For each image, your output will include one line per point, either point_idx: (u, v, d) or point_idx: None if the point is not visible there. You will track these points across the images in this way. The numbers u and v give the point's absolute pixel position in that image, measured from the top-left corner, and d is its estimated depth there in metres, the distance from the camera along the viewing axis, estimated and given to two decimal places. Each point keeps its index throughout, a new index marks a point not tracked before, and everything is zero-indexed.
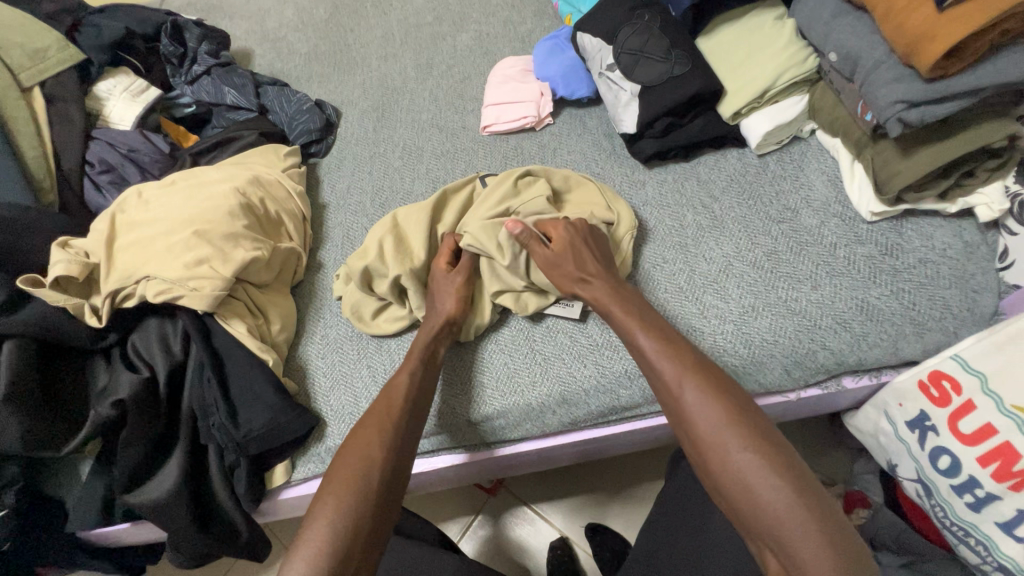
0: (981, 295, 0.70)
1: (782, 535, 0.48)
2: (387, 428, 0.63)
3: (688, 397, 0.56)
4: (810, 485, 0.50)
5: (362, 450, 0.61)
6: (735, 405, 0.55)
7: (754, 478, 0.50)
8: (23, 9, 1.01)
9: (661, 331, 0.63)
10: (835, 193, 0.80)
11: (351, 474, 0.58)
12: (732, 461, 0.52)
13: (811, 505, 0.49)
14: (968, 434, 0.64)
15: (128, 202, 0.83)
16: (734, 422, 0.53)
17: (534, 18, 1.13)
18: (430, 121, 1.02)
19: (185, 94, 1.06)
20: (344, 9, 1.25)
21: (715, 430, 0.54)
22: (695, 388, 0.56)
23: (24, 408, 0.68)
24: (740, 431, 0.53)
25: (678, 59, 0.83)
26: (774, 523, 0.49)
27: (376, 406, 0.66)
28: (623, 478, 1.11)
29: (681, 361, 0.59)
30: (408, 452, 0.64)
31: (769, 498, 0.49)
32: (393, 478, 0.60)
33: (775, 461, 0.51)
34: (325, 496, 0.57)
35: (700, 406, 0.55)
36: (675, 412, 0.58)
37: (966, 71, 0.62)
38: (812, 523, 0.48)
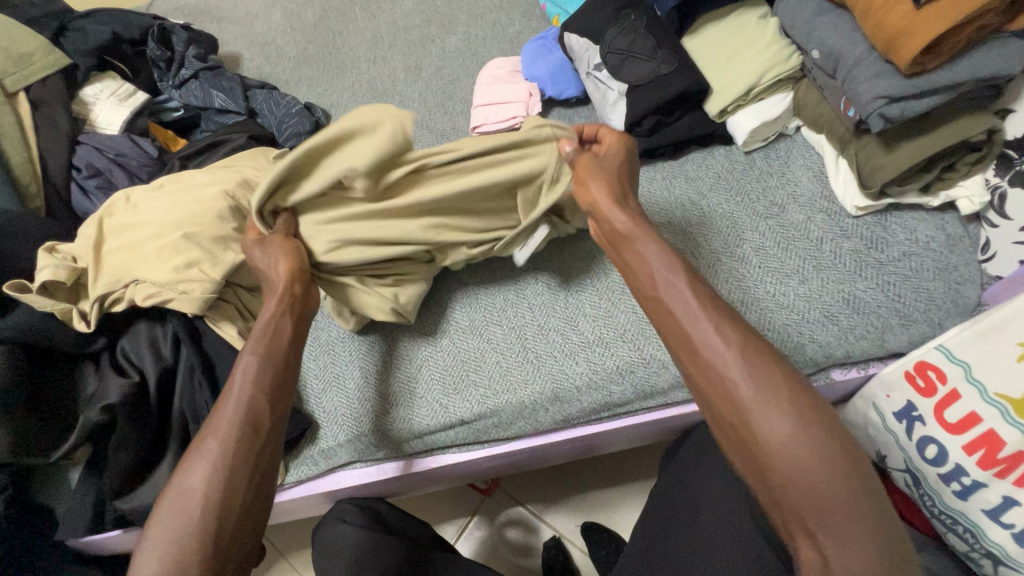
0: (964, 287, 0.72)
1: (826, 515, 0.44)
2: (215, 454, 0.53)
3: (738, 371, 0.48)
4: (857, 459, 0.45)
5: (184, 490, 0.52)
6: (788, 379, 0.47)
7: (805, 450, 0.44)
8: (7, 13, 1.00)
9: (699, 292, 0.53)
10: (820, 188, 0.81)
11: (171, 525, 0.50)
12: (780, 429, 0.45)
13: (862, 491, 0.44)
14: (953, 423, 0.65)
15: (116, 206, 0.82)
16: (791, 397, 0.46)
17: (522, 20, 1.14)
18: (420, 122, 1.02)
19: (173, 98, 1.06)
20: (333, 12, 1.25)
21: (771, 408, 0.46)
22: (745, 360, 0.48)
23: (12, 415, 0.68)
24: (789, 397, 0.46)
25: (665, 58, 0.84)
26: (820, 501, 0.44)
27: (211, 426, 0.55)
28: (618, 476, 1.11)
29: (733, 328, 0.50)
30: (259, 467, 0.55)
31: (825, 486, 0.44)
32: (228, 514, 0.52)
33: (832, 443, 0.45)
34: (147, 543, 0.50)
35: (750, 379, 0.47)
36: (719, 386, 0.48)
37: (943, 66, 0.63)
38: (860, 510, 0.44)
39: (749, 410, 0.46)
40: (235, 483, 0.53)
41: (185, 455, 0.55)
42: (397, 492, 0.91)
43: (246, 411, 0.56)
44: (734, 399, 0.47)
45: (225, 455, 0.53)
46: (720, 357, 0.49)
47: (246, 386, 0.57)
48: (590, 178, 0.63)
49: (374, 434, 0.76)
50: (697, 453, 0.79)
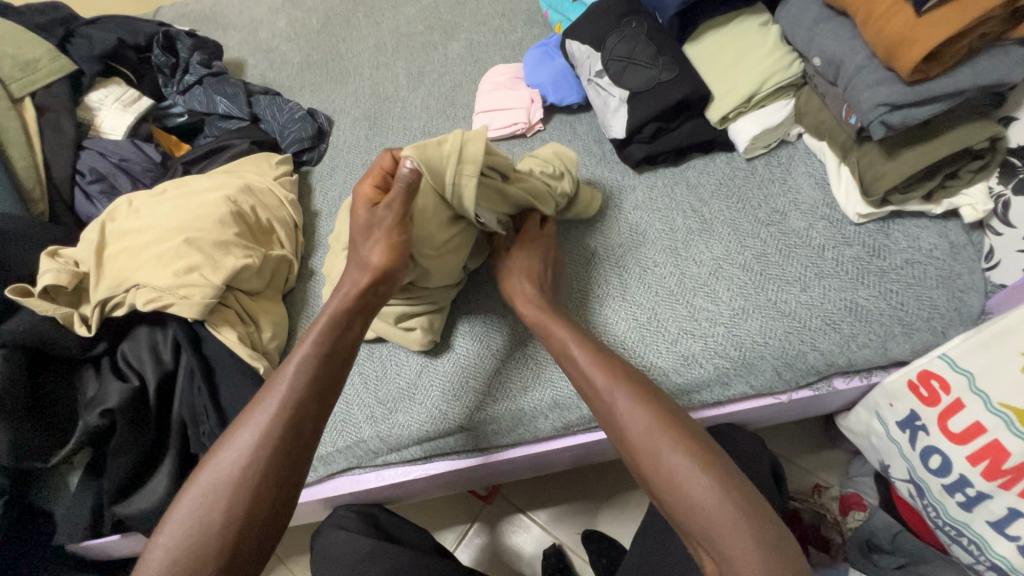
0: (968, 294, 0.71)
1: (708, 527, 0.50)
2: (251, 446, 0.55)
3: (625, 416, 0.58)
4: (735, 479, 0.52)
5: (218, 475, 0.54)
6: (668, 418, 0.56)
7: (679, 474, 0.52)
8: (15, 21, 1.02)
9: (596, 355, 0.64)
10: (822, 196, 0.80)
11: (190, 515, 0.52)
12: (661, 457, 0.54)
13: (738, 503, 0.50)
14: (956, 433, 0.64)
15: (119, 211, 0.82)
16: (665, 428, 0.55)
17: (524, 27, 1.14)
18: (422, 129, 1.03)
19: (178, 104, 1.07)
20: (337, 19, 1.26)
21: (657, 441, 0.55)
22: (631, 407, 0.58)
23: (11, 417, 0.68)
24: (664, 430, 0.55)
25: (666, 65, 0.84)
26: (699, 516, 0.51)
27: (256, 413, 0.58)
28: (619, 484, 1.10)
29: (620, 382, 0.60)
30: (292, 464, 0.56)
31: (703, 503, 0.51)
32: (253, 508, 0.53)
33: (700, 458, 0.53)
34: (174, 511, 0.53)
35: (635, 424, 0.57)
36: (615, 432, 0.58)
37: (946, 74, 0.63)
38: (731, 509, 0.50)
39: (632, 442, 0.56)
40: (265, 475, 0.54)
41: (220, 440, 0.57)
42: (395, 498, 0.91)
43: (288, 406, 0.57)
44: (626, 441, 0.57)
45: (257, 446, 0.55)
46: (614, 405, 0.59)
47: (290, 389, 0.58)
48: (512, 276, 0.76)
49: (374, 441, 0.76)
50: None
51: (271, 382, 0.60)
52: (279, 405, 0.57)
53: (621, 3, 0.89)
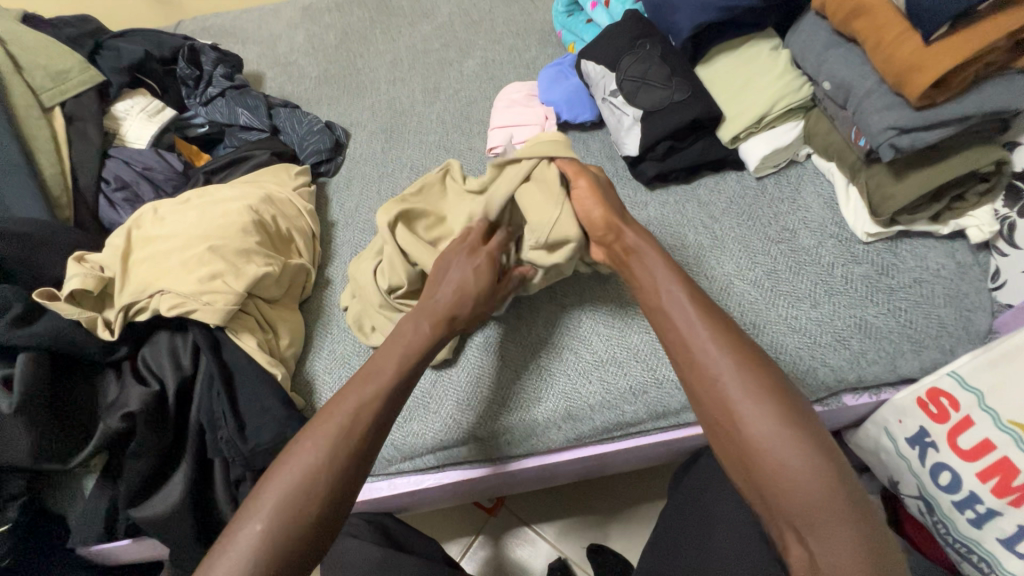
0: (975, 314, 0.73)
1: (811, 514, 0.49)
2: (346, 433, 0.58)
3: (723, 392, 0.55)
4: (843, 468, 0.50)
5: (310, 458, 0.56)
6: (784, 399, 0.53)
7: (786, 453, 0.50)
8: (47, 33, 1.05)
9: (700, 309, 0.60)
10: (831, 215, 0.82)
11: (292, 493, 0.54)
12: (764, 432, 0.52)
13: (849, 511, 0.49)
14: (966, 450, 0.65)
15: (143, 219, 0.84)
16: (773, 400, 0.53)
17: (537, 46, 1.17)
18: (437, 142, 1.05)
19: (200, 115, 1.09)
20: (354, 35, 1.29)
21: (762, 413, 0.52)
22: (742, 387, 0.54)
23: (35, 418, 0.69)
24: (773, 405, 0.53)
25: (679, 86, 0.86)
26: (804, 501, 0.49)
27: (348, 403, 0.60)
28: (625, 498, 1.10)
29: (736, 358, 0.56)
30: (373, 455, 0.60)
31: (811, 502, 0.49)
32: (342, 495, 0.56)
33: (810, 441, 0.51)
34: (267, 492, 0.54)
35: (748, 411, 0.53)
36: (720, 409, 0.55)
37: (953, 100, 0.65)
38: (837, 499, 0.49)
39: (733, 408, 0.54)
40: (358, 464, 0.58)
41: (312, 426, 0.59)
42: (403, 508, 0.91)
43: (380, 404, 0.61)
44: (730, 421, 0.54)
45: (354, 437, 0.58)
46: (721, 382, 0.55)
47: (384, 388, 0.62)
48: (586, 202, 0.72)
49: (387, 448, 0.77)
50: (709, 474, 0.79)
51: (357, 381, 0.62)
52: (370, 403, 0.60)
53: (635, 27, 0.92)
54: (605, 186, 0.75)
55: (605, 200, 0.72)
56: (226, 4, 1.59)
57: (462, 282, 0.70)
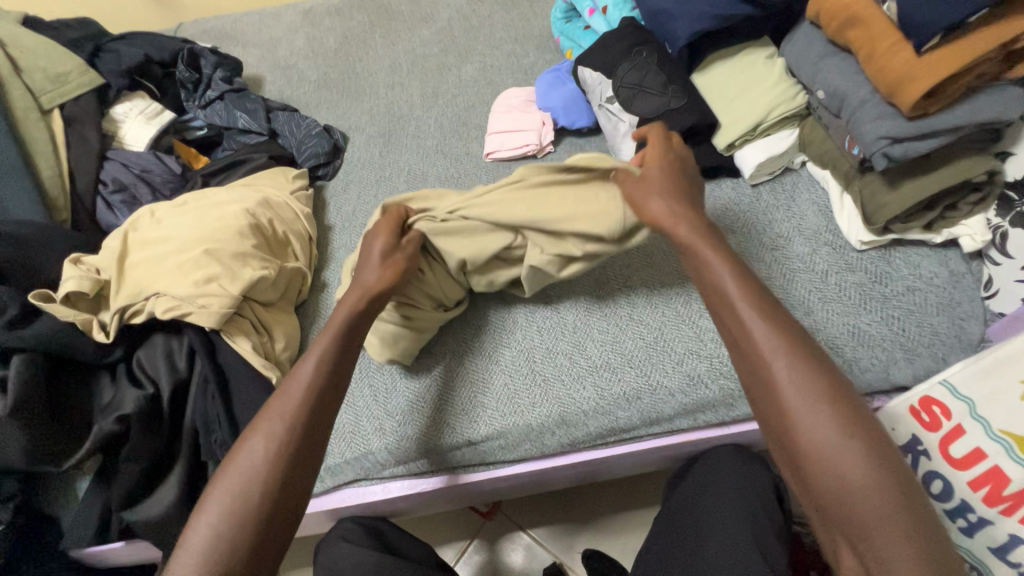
0: (968, 322, 0.73)
1: (869, 528, 0.48)
2: (276, 427, 0.58)
3: (794, 400, 0.52)
4: (906, 483, 0.49)
5: (239, 472, 0.56)
6: (847, 410, 0.51)
7: (849, 467, 0.49)
8: (47, 35, 1.06)
9: (762, 309, 0.56)
10: (825, 223, 0.83)
11: (234, 489, 0.55)
12: (828, 445, 0.50)
13: (923, 527, 0.47)
14: (957, 459, 0.65)
15: (141, 221, 0.85)
16: (836, 411, 0.51)
17: (536, 52, 1.18)
18: (435, 147, 1.05)
19: (197, 117, 1.10)
20: (353, 39, 1.30)
21: (826, 424, 0.50)
22: (806, 397, 0.51)
23: (29, 420, 0.69)
24: (837, 417, 0.50)
25: (675, 93, 0.87)
26: (864, 515, 0.48)
27: (280, 398, 0.60)
28: (620, 503, 1.10)
29: (812, 369, 0.53)
30: (305, 463, 0.58)
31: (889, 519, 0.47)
32: (275, 508, 0.55)
33: (874, 456, 0.49)
34: (211, 495, 0.56)
35: (818, 424, 0.50)
36: (800, 417, 0.51)
37: (944, 111, 0.66)
38: (901, 514, 0.47)
39: (796, 418, 0.51)
40: (298, 454, 0.57)
41: (252, 426, 0.59)
42: (397, 512, 0.91)
43: (312, 391, 0.60)
44: (804, 435, 0.51)
45: (287, 428, 0.58)
46: (778, 392, 0.53)
47: (312, 374, 0.61)
48: (649, 196, 0.67)
49: (382, 452, 0.77)
50: (703, 481, 0.79)
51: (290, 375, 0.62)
52: (300, 393, 0.60)
53: (632, 34, 0.92)
54: (672, 169, 0.70)
55: (667, 185, 0.68)
56: (228, 7, 1.59)
57: (377, 263, 0.69)
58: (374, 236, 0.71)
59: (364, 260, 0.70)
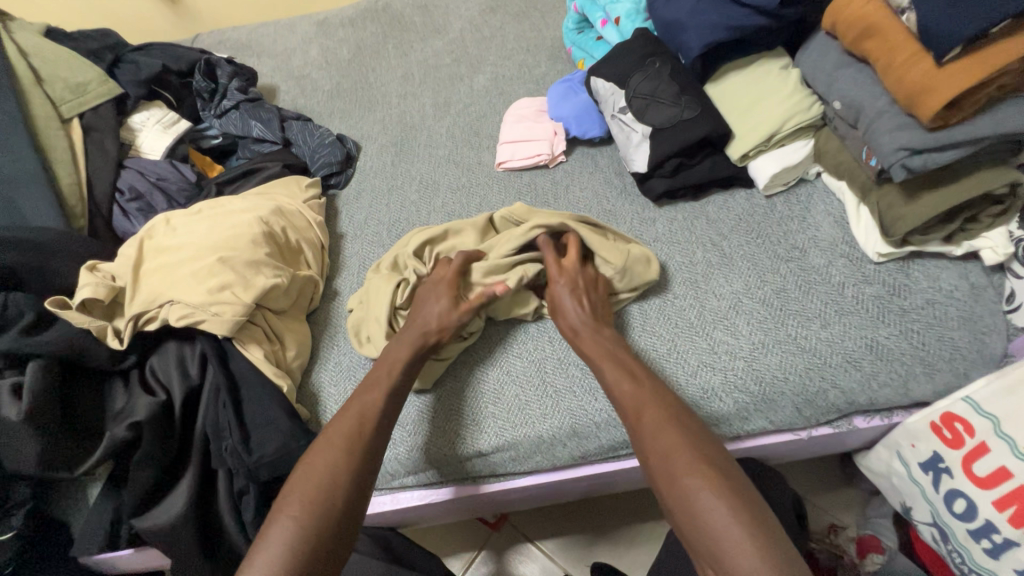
0: (990, 337, 0.71)
1: (720, 552, 0.52)
2: (354, 445, 0.65)
3: (653, 450, 0.61)
4: (753, 508, 0.54)
5: (318, 485, 0.61)
6: (695, 448, 0.59)
7: (695, 497, 0.55)
8: (69, 46, 1.08)
9: (628, 372, 0.68)
10: (841, 234, 0.82)
11: (316, 496, 0.60)
12: (677, 480, 0.57)
13: (763, 538, 0.51)
14: (982, 477, 0.64)
15: (156, 229, 0.86)
16: (686, 448, 0.59)
17: (548, 62, 1.19)
18: (447, 156, 1.06)
19: (213, 126, 1.11)
20: (367, 49, 1.31)
21: (675, 461, 0.58)
22: (660, 441, 0.60)
23: (43, 426, 0.69)
24: (686, 453, 0.58)
25: (688, 103, 0.87)
26: (713, 541, 0.53)
27: (346, 418, 0.68)
28: (630, 515, 1.09)
29: (670, 422, 0.62)
30: (372, 467, 0.65)
31: (737, 548, 0.51)
32: (351, 506, 0.62)
33: (719, 486, 0.55)
34: (287, 514, 0.59)
35: (668, 460, 0.59)
36: (659, 465, 0.59)
37: (965, 122, 0.65)
38: (745, 536, 0.52)
39: (653, 460, 0.60)
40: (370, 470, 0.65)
41: (319, 448, 0.65)
42: (405, 522, 0.90)
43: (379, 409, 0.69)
44: (658, 460, 0.60)
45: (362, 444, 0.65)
46: (640, 440, 0.62)
47: (380, 398, 0.70)
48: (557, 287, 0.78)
49: (392, 462, 0.76)
50: None
51: (351, 401, 0.70)
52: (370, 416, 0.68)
53: (645, 45, 0.93)
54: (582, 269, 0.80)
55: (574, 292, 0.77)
56: (244, 18, 1.62)
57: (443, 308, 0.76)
58: (438, 287, 0.79)
59: (427, 306, 0.77)
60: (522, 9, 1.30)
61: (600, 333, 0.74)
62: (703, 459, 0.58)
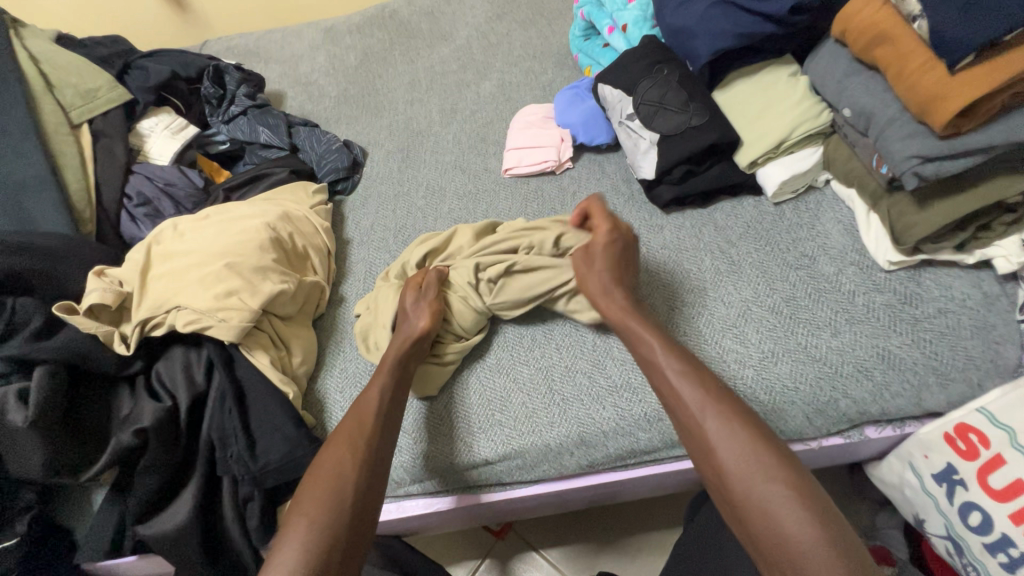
0: (1004, 346, 0.70)
1: (802, 564, 0.50)
2: (360, 449, 0.65)
3: (721, 448, 0.58)
4: (831, 518, 0.53)
5: (327, 489, 0.61)
6: (771, 451, 0.57)
7: (777, 506, 0.53)
8: (79, 53, 1.09)
9: (686, 365, 0.65)
10: (851, 242, 0.81)
11: (325, 499, 0.61)
12: (755, 486, 0.55)
13: (847, 550, 0.51)
14: (998, 490, 0.63)
15: (164, 234, 0.86)
16: (760, 452, 0.56)
17: (554, 68, 1.19)
18: (453, 162, 1.06)
19: (221, 131, 1.12)
20: (373, 56, 1.32)
21: (752, 467, 0.56)
22: (734, 444, 0.57)
23: (50, 433, 0.69)
24: (762, 459, 0.56)
25: (697, 110, 0.86)
26: (795, 552, 0.51)
27: (351, 421, 0.68)
28: (636, 525, 1.07)
29: (735, 417, 0.59)
30: (383, 470, 0.66)
31: (819, 554, 0.50)
32: (364, 507, 0.62)
33: (799, 494, 0.54)
34: (297, 517, 0.60)
35: (745, 465, 0.56)
36: (734, 468, 0.56)
37: (979, 129, 0.64)
38: (830, 549, 0.50)
39: (726, 464, 0.57)
40: (378, 470, 0.65)
41: (325, 453, 0.65)
42: (410, 531, 0.89)
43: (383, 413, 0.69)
44: (733, 465, 0.57)
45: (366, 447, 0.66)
46: (709, 442, 0.59)
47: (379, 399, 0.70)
48: (578, 266, 0.78)
49: (397, 470, 0.76)
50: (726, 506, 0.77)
51: (357, 405, 0.70)
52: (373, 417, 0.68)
53: (653, 52, 0.93)
54: (623, 246, 0.79)
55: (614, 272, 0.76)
56: (252, 25, 1.63)
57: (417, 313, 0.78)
58: (405, 291, 0.81)
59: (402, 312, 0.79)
60: (529, 16, 1.30)
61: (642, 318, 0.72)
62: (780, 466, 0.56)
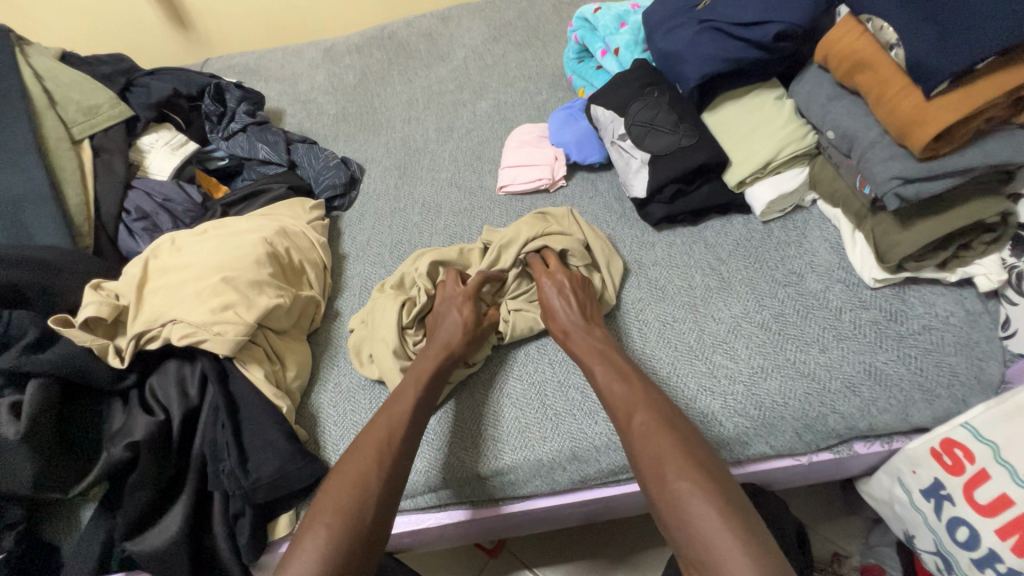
0: (987, 363, 0.72)
1: (709, 555, 0.52)
2: (385, 462, 0.65)
3: (643, 453, 0.61)
4: (739, 512, 0.54)
5: (347, 497, 0.61)
6: (685, 450, 0.59)
7: (686, 499, 0.55)
8: (83, 71, 1.11)
9: (621, 375, 0.69)
10: (838, 259, 0.83)
11: (345, 510, 0.60)
12: (667, 481, 0.57)
13: (752, 541, 0.52)
14: (983, 505, 0.63)
15: (161, 248, 0.87)
16: (677, 451, 0.59)
17: (549, 89, 1.22)
18: (449, 180, 1.08)
19: (220, 148, 1.13)
20: (372, 75, 1.35)
21: (667, 465, 0.59)
22: (653, 444, 0.61)
23: (43, 447, 0.69)
24: (676, 457, 0.59)
25: (686, 131, 0.89)
26: (701, 543, 0.53)
27: (372, 432, 0.68)
28: (631, 543, 1.07)
29: (662, 424, 0.63)
30: (400, 484, 0.66)
31: (726, 548, 0.51)
32: (380, 519, 0.62)
33: (709, 489, 0.56)
34: (315, 525, 0.59)
35: (661, 462, 0.59)
36: (650, 467, 0.60)
37: (956, 153, 0.67)
38: (733, 540, 0.52)
39: (645, 462, 0.60)
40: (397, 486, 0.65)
41: (346, 461, 0.65)
42: (402, 548, 0.89)
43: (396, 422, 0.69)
44: (650, 463, 0.60)
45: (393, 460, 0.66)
46: (634, 445, 0.62)
47: (408, 414, 0.70)
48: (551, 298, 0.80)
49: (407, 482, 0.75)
50: None
51: (376, 417, 0.70)
52: (393, 430, 0.68)
53: (644, 75, 0.95)
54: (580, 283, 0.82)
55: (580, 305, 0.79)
56: (253, 44, 1.66)
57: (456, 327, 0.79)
58: (455, 304, 0.82)
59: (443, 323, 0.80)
60: (525, 38, 1.34)
61: (591, 334, 0.76)
62: (693, 463, 0.58)
